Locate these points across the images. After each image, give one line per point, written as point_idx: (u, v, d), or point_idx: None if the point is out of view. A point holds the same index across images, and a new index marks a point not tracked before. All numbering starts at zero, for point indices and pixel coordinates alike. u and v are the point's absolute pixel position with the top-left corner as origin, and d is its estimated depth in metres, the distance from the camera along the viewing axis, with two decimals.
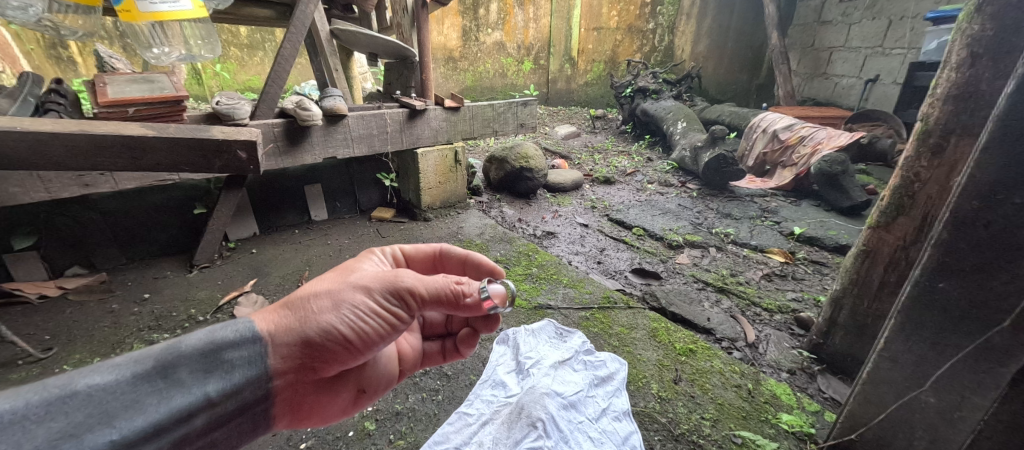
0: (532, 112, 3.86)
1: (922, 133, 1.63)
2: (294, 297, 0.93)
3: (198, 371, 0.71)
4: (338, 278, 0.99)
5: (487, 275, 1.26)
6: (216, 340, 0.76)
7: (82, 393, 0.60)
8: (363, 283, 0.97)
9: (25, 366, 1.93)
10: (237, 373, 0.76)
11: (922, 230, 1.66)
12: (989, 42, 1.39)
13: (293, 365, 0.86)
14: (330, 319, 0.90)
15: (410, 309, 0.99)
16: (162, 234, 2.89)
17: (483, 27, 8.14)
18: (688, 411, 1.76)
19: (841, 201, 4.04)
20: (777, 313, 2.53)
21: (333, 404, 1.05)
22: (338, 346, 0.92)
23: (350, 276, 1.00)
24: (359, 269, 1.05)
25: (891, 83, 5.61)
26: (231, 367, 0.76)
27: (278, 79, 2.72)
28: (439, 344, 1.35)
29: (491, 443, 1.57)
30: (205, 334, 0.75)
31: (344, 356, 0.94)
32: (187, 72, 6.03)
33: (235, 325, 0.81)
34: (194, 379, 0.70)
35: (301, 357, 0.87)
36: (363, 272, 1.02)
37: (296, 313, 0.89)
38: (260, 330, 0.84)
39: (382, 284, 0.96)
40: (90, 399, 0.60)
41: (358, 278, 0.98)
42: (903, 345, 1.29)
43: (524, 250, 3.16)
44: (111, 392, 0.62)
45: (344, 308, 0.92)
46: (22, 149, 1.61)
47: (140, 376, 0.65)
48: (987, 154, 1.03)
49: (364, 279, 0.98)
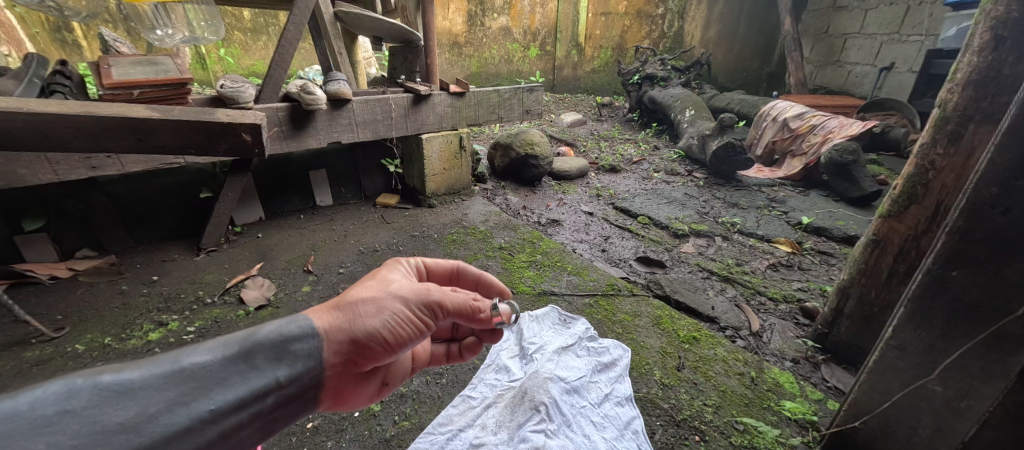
0: (538, 99, 3.81)
1: (940, 120, 1.60)
2: (342, 299, 0.94)
3: (268, 355, 0.74)
4: (377, 284, 1.00)
5: (497, 294, 1.29)
6: (284, 332, 0.79)
7: (187, 370, 0.65)
8: (404, 291, 0.99)
9: (38, 345, 1.97)
10: (300, 363, 0.78)
11: (934, 219, 1.64)
12: (1014, 24, 1.35)
13: (343, 363, 0.87)
14: (375, 323, 0.92)
15: (438, 320, 1.03)
16: (170, 217, 2.92)
17: (489, 12, 7.92)
18: (690, 397, 1.77)
19: (850, 191, 3.98)
20: (782, 302, 2.52)
21: (356, 403, 1.04)
22: (378, 350, 0.94)
23: (385, 282, 1.02)
24: (392, 273, 1.07)
25: (906, 71, 5.48)
26: (295, 356, 0.78)
27: (283, 62, 2.70)
28: (444, 347, 1.35)
29: (494, 426, 1.60)
30: (276, 327, 0.79)
31: (382, 358, 0.96)
32: (191, 57, 6.00)
33: (293, 322, 0.82)
34: (268, 364, 0.73)
35: (347, 357, 0.88)
36: (399, 281, 1.04)
37: (345, 314, 0.90)
38: (317, 327, 0.85)
39: (420, 296, 0.99)
40: (192, 375, 0.65)
41: (398, 286, 1.00)
42: (913, 334, 1.25)
43: (528, 237, 3.15)
44: (208, 370, 0.67)
45: (389, 314, 0.95)
46: (29, 130, 1.62)
47: (229, 357, 0.69)
48: (1010, 139, 1.00)
49: (403, 288, 1.00)
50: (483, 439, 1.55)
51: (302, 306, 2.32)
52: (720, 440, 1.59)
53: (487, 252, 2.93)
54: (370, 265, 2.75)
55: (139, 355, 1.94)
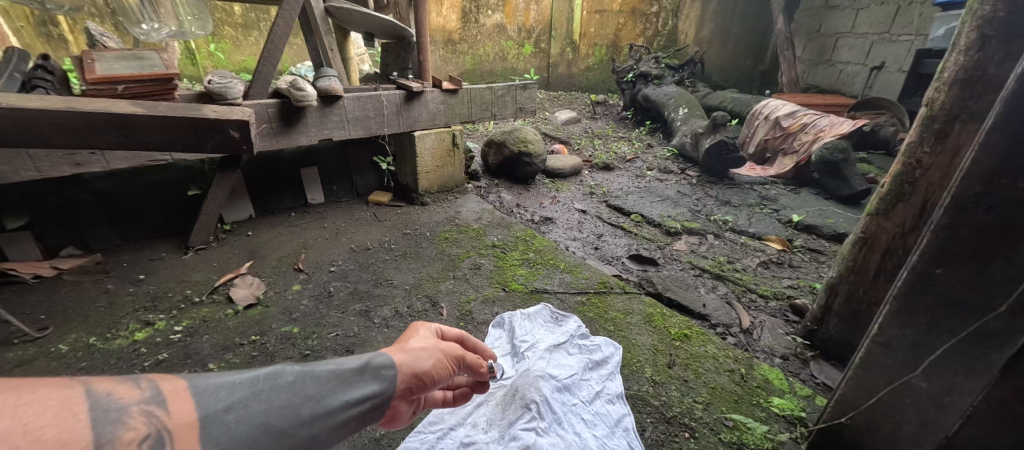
0: (531, 96, 3.80)
1: (927, 118, 1.61)
2: (398, 345, 1.14)
3: (369, 373, 0.97)
4: (417, 339, 1.19)
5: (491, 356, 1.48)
6: (381, 359, 1.03)
7: (335, 372, 0.90)
8: (441, 346, 1.21)
9: (20, 345, 1.94)
10: (388, 380, 0.99)
11: (921, 217, 1.65)
12: (1001, 24, 1.37)
13: (404, 392, 1.04)
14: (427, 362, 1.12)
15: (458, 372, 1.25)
16: (158, 215, 2.88)
17: (483, 9, 7.87)
18: (680, 395, 1.78)
19: (840, 189, 4.02)
20: (772, 299, 2.54)
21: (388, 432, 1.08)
22: (427, 386, 1.12)
23: (421, 335, 1.22)
24: (422, 328, 1.27)
25: (896, 70, 5.53)
26: (384, 376, 0.99)
27: (272, 58, 2.67)
28: (442, 393, 1.35)
29: (485, 424, 1.60)
30: (376, 355, 1.03)
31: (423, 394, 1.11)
32: (180, 52, 5.91)
33: (380, 355, 1.04)
34: (372, 379, 0.96)
35: (409, 386, 1.06)
36: (431, 337, 1.23)
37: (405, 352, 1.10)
38: (392, 359, 1.05)
39: (452, 352, 1.22)
40: (337, 375, 0.90)
41: (434, 341, 1.21)
42: (898, 330, 1.26)
43: (522, 235, 3.14)
44: (344, 375, 0.91)
45: (433, 360, 1.15)
46: (9, 126, 1.59)
47: (355, 369, 0.94)
48: (993, 137, 1.01)
49: (438, 343, 1.21)
50: (474, 437, 1.55)
51: (292, 304, 2.30)
52: (709, 437, 1.60)
53: (480, 250, 2.92)
54: (361, 263, 2.73)
55: (124, 355, 1.91)
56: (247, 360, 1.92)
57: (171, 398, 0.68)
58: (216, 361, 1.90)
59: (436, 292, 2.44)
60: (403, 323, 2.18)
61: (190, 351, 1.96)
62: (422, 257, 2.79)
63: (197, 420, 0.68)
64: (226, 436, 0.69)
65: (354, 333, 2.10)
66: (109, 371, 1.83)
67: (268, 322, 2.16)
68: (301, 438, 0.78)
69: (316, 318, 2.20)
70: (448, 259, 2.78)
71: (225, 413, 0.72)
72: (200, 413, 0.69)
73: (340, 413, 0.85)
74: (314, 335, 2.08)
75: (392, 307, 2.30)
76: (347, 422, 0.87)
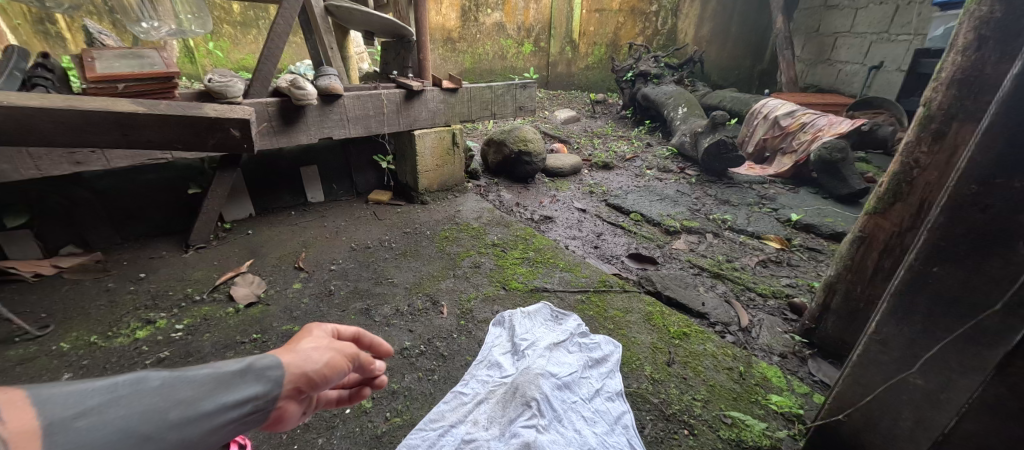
0: (531, 95, 3.81)
1: (924, 118, 1.62)
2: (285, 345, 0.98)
3: (254, 374, 0.84)
4: (307, 340, 1.01)
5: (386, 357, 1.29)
6: (273, 359, 0.90)
7: (219, 372, 0.79)
8: (333, 346, 1.04)
9: (21, 343, 1.94)
10: (275, 380, 0.86)
11: (918, 216, 1.67)
12: (998, 24, 1.39)
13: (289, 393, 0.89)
14: (320, 359, 0.98)
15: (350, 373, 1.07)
16: (157, 214, 2.88)
17: (482, 7, 7.84)
18: (679, 392, 1.79)
19: (839, 188, 4.04)
20: (771, 298, 2.56)
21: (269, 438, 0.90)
22: (319, 386, 0.97)
23: (310, 332, 1.05)
24: (313, 327, 1.08)
25: (895, 70, 5.55)
26: (270, 375, 0.86)
27: (272, 56, 2.67)
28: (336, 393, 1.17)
29: (485, 422, 1.60)
30: (267, 356, 0.89)
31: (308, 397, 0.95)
32: (179, 50, 5.90)
33: (271, 356, 0.90)
34: (262, 380, 0.84)
35: (297, 386, 0.92)
36: (322, 338, 1.05)
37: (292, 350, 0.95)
38: (278, 358, 0.90)
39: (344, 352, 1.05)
40: (218, 377, 0.78)
41: (327, 342, 1.04)
42: (895, 328, 1.27)
43: (521, 234, 3.15)
44: (231, 376, 0.80)
45: (325, 359, 0.99)
46: (9, 124, 1.59)
47: (242, 370, 0.82)
48: (989, 136, 1.02)
49: (329, 344, 1.03)
50: (475, 434, 1.55)
51: (293, 303, 2.31)
52: (708, 434, 1.61)
53: (480, 248, 2.93)
54: (362, 262, 2.74)
55: (126, 353, 1.92)
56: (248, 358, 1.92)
57: (0, 409, 0.57)
58: (218, 360, 1.91)
59: (436, 290, 2.45)
60: (403, 322, 2.19)
61: (192, 349, 1.97)
62: (422, 256, 2.80)
63: (39, 428, 0.59)
64: (74, 446, 0.60)
65: None
66: (111, 369, 1.83)
67: (269, 321, 2.17)
68: (168, 443, 0.68)
69: (317, 317, 2.21)
70: (448, 258, 2.79)
71: (75, 420, 0.62)
72: (42, 420, 0.59)
73: (217, 417, 0.75)
74: None
75: (393, 306, 2.31)
76: (223, 427, 0.75)
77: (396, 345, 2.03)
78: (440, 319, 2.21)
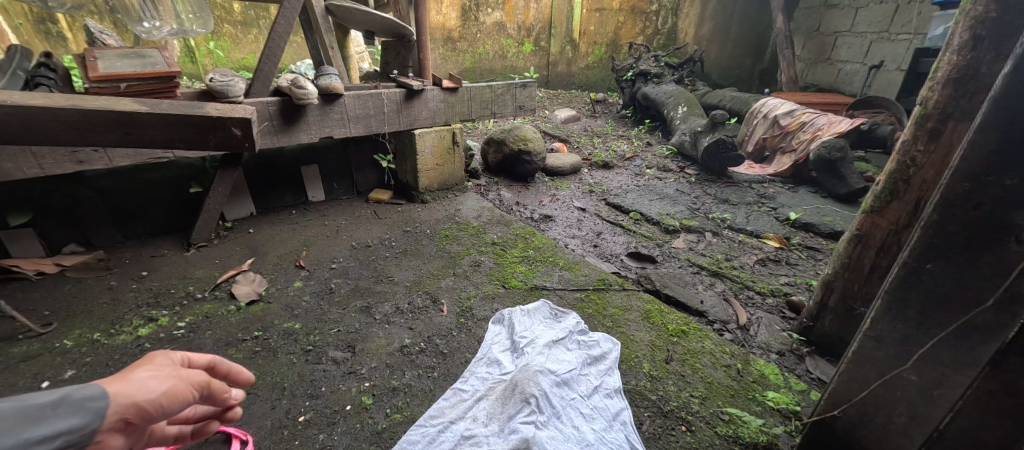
0: (531, 94, 3.82)
1: (921, 117, 1.64)
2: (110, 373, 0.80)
3: (67, 405, 0.70)
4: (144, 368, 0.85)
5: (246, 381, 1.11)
6: (102, 387, 0.75)
7: (31, 405, 0.66)
8: (181, 374, 0.88)
9: (24, 340, 1.96)
10: (97, 411, 0.72)
11: (914, 214, 1.68)
12: (993, 23, 1.40)
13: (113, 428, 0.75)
14: (157, 388, 0.82)
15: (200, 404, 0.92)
16: (159, 212, 2.90)
17: (482, 6, 7.84)
18: (677, 389, 1.81)
19: (838, 187, 4.05)
20: (769, 296, 2.57)
21: None
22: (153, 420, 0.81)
23: (149, 360, 0.87)
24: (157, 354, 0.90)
25: (895, 69, 5.56)
26: (92, 406, 0.72)
27: (273, 56, 2.68)
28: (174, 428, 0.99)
29: (485, 418, 1.61)
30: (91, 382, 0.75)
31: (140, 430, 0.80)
32: (180, 50, 5.92)
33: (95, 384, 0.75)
34: (84, 411, 0.71)
35: (124, 419, 0.76)
36: (164, 365, 0.88)
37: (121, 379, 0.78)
38: (102, 389, 0.75)
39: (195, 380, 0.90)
40: (26, 412, 0.65)
41: (171, 369, 0.88)
42: (889, 325, 1.28)
43: (521, 233, 3.16)
44: (49, 408, 0.68)
45: (168, 388, 0.84)
46: (13, 123, 1.61)
47: (62, 399, 0.69)
48: (981, 134, 1.03)
49: (173, 371, 0.87)
50: (474, 431, 1.56)
51: (293, 301, 2.33)
52: (705, 431, 1.63)
53: (480, 247, 2.94)
54: (362, 260, 2.75)
55: (128, 350, 1.94)
56: (249, 356, 1.94)
57: None
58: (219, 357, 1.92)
59: (436, 288, 2.46)
60: (404, 319, 2.20)
61: (194, 346, 1.98)
62: (422, 254, 2.82)
63: None
64: None
65: (355, 329, 2.13)
66: (114, 365, 1.85)
67: (270, 319, 2.18)
68: None
69: (317, 314, 2.22)
70: (448, 256, 2.80)
71: None
72: None
73: None
74: (315, 331, 2.10)
75: (393, 304, 2.32)
76: None
77: (396, 343, 2.04)
78: (440, 317, 2.23)
